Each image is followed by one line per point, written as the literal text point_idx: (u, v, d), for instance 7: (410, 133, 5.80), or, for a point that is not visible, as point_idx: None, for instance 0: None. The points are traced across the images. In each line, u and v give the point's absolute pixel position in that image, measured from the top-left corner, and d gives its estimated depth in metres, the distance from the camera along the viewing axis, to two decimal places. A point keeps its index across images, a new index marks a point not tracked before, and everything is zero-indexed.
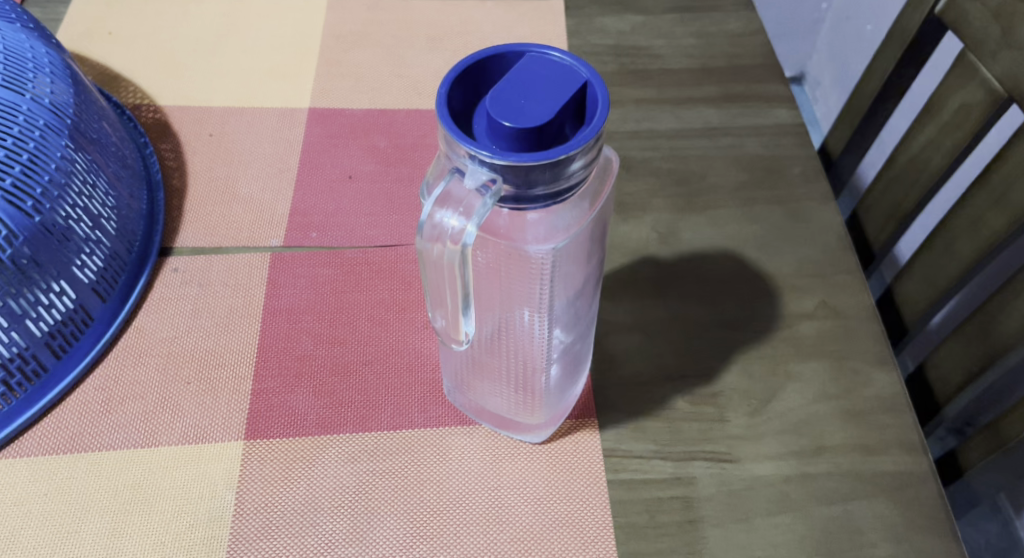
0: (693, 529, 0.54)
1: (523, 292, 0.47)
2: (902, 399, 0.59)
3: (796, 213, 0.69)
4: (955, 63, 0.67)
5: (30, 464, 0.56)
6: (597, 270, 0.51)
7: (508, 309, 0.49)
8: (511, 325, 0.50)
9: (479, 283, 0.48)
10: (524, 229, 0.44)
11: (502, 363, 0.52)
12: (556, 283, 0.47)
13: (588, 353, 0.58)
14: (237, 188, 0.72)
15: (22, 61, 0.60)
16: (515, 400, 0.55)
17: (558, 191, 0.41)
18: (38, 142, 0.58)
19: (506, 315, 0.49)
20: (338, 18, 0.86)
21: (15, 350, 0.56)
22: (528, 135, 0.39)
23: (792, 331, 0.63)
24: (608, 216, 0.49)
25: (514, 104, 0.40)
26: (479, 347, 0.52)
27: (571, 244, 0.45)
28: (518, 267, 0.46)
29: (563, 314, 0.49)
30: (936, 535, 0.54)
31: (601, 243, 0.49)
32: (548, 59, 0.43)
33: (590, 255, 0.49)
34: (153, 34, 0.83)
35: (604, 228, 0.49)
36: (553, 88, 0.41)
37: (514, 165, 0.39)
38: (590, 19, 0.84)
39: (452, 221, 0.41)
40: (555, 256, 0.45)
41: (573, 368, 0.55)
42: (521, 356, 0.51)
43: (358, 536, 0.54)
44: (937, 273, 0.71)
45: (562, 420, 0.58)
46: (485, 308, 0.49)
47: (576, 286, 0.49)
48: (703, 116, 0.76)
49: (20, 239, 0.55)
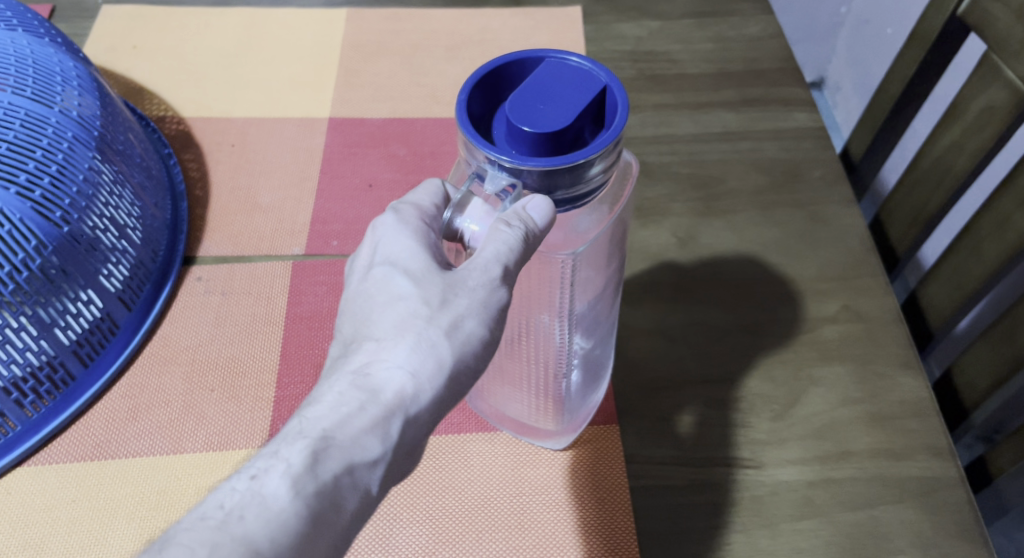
0: (717, 534, 0.53)
1: (543, 297, 0.47)
2: (927, 403, 0.58)
3: (817, 216, 0.69)
4: (978, 64, 0.67)
5: (59, 471, 0.57)
6: (616, 279, 0.51)
7: (530, 316, 0.48)
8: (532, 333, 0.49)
9: None
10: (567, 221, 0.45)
11: (525, 371, 0.52)
12: (576, 289, 0.47)
13: (608, 362, 0.58)
14: (258, 199, 0.72)
15: (50, 75, 0.61)
16: (533, 409, 0.55)
17: (577, 196, 0.42)
18: (66, 154, 0.58)
19: (526, 323, 0.49)
20: (357, 29, 0.87)
21: (44, 358, 0.57)
22: (547, 139, 0.40)
23: (815, 334, 0.62)
24: (628, 222, 0.50)
25: (533, 108, 0.40)
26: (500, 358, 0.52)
27: (591, 249, 0.46)
28: (540, 272, 0.46)
29: (583, 318, 0.49)
30: (965, 542, 0.53)
31: (618, 253, 0.50)
32: (571, 64, 0.43)
33: (608, 262, 0.49)
34: (175, 46, 0.85)
35: (624, 233, 0.49)
36: (574, 92, 0.41)
37: (534, 169, 0.40)
38: (606, 26, 0.85)
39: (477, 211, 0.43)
40: (577, 262, 0.45)
41: (591, 379, 0.55)
42: (543, 367, 0.51)
43: (380, 541, 0.54)
44: (964, 276, 0.69)
45: (583, 428, 0.58)
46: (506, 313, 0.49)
47: (596, 290, 0.49)
48: (723, 120, 0.76)
49: (49, 249, 0.56)
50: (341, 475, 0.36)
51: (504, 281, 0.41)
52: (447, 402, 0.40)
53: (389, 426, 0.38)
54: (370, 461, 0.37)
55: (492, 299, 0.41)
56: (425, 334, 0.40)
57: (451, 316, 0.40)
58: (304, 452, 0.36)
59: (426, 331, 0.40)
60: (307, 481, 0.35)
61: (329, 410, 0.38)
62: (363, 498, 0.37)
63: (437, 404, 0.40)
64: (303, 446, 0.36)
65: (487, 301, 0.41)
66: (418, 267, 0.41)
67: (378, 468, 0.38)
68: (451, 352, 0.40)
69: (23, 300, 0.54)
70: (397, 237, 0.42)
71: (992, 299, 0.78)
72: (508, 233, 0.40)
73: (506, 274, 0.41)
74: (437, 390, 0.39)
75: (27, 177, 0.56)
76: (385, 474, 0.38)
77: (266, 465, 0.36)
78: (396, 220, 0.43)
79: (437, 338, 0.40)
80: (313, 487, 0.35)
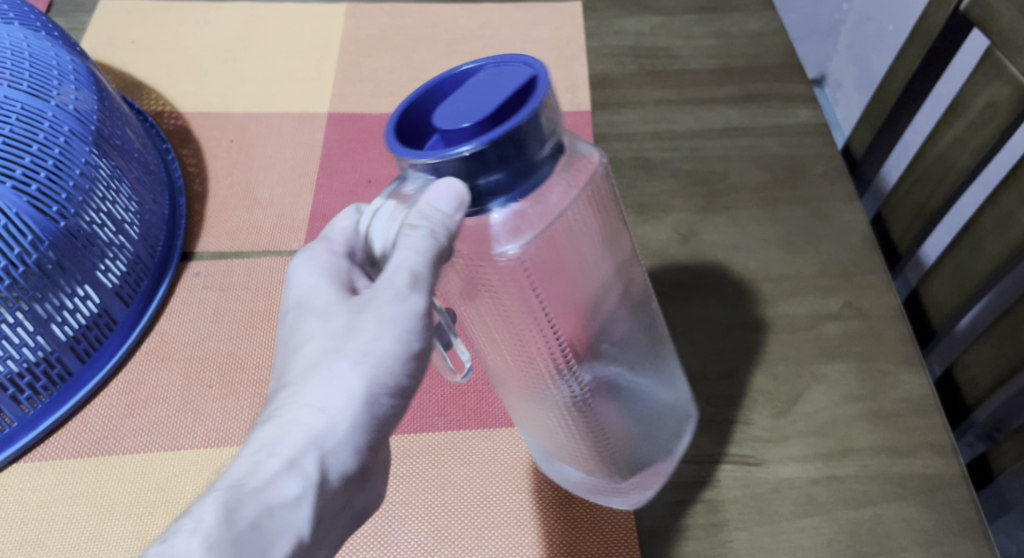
0: (718, 532, 0.53)
1: (528, 339, 0.44)
2: (931, 400, 0.58)
3: (820, 213, 0.68)
4: (981, 60, 0.66)
5: (56, 467, 0.57)
6: (608, 288, 0.46)
7: (532, 378, 0.46)
8: (542, 399, 0.47)
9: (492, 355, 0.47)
10: (490, 233, 0.40)
11: (552, 436, 0.49)
12: (552, 311, 0.43)
13: (679, 412, 0.54)
14: (257, 194, 0.72)
15: (47, 68, 0.61)
16: (588, 458, 0.49)
17: (540, 178, 0.39)
18: (63, 148, 0.58)
19: (531, 390, 0.47)
20: (358, 24, 0.86)
21: (41, 354, 0.57)
22: (490, 125, 0.37)
23: (817, 332, 0.61)
24: (600, 206, 0.44)
25: (460, 106, 0.38)
26: (503, 384, 0.49)
27: (544, 240, 0.40)
28: (498, 286, 0.42)
29: (583, 344, 0.45)
30: (968, 540, 0.53)
31: (603, 255, 0.45)
32: (464, 71, 0.40)
33: (585, 267, 0.43)
34: (175, 40, 0.84)
35: (597, 218, 0.43)
36: (486, 83, 0.39)
37: (493, 159, 0.37)
38: (608, 22, 0.85)
39: (393, 208, 0.41)
40: (528, 266, 0.40)
41: (650, 415, 0.50)
42: (543, 396, 0.47)
43: (380, 539, 0.54)
44: (966, 273, 0.69)
45: (663, 473, 0.53)
46: (487, 340, 0.46)
47: (583, 307, 0.44)
48: (724, 116, 0.75)
49: (45, 243, 0.55)
50: (257, 522, 0.37)
51: (415, 292, 0.40)
52: (371, 429, 0.41)
53: (302, 467, 0.39)
54: (290, 502, 0.38)
55: (399, 318, 0.40)
56: (337, 367, 0.40)
57: (358, 345, 0.40)
58: (216, 512, 0.37)
59: (332, 367, 0.40)
60: (222, 536, 0.36)
61: (241, 468, 0.38)
62: (292, 542, 0.38)
63: (359, 430, 0.40)
64: (215, 503, 0.37)
65: (394, 320, 0.40)
66: (324, 302, 0.42)
67: (302, 507, 0.38)
68: (363, 381, 0.40)
69: (19, 295, 0.54)
70: (307, 275, 0.43)
71: (1000, 291, 0.75)
72: (415, 236, 0.39)
73: (416, 283, 0.40)
74: (353, 420, 0.40)
75: (23, 171, 0.55)
76: (311, 510, 0.39)
77: (179, 527, 0.36)
78: (313, 250, 0.44)
79: (345, 371, 0.40)
80: (229, 539, 0.36)
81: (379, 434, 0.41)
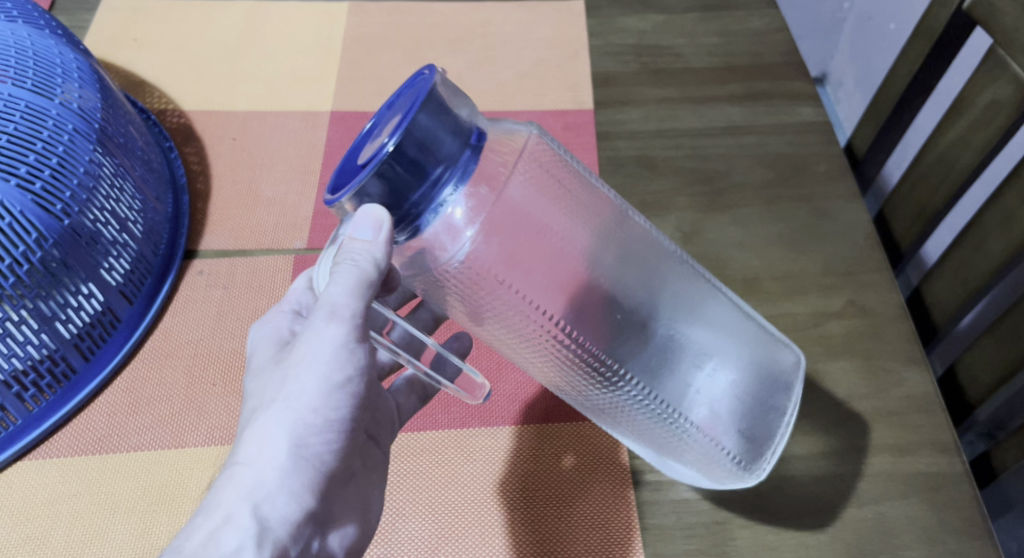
0: (722, 530, 0.53)
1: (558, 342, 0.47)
2: (933, 398, 0.58)
3: (822, 211, 0.68)
4: (985, 58, 0.66)
5: (60, 465, 0.57)
6: (597, 257, 0.47)
7: (594, 386, 0.50)
8: (608, 406, 0.51)
9: (554, 374, 0.51)
10: (434, 246, 0.43)
11: (635, 436, 0.52)
12: (548, 305, 0.46)
13: (766, 370, 0.53)
14: (260, 192, 0.72)
15: (51, 66, 0.61)
16: (679, 441, 0.50)
17: (464, 164, 0.41)
18: (67, 146, 0.58)
19: (598, 400, 0.51)
20: (359, 22, 0.86)
21: (45, 351, 0.57)
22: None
23: (819, 330, 0.62)
24: (537, 186, 0.46)
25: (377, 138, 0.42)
26: (573, 399, 0.54)
27: (486, 231, 0.43)
28: (484, 295, 0.45)
29: (603, 328, 0.48)
30: (971, 537, 0.53)
31: (572, 226, 0.47)
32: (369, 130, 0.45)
33: (554, 245, 0.46)
34: (177, 38, 0.84)
35: (541, 200, 0.46)
36: (386, 122, 0.43)
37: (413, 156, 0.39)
38: (610, 20, 0.85)
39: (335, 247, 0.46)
40: (487, 265, 0.44)
41: (709, 373, 0.50)
42: (599, 389, 0.50)
43: (382, 537, 0.54)
44: (968, 271, 0.69)
45: (768, 431, 0.51)
46: (539, 350, 0.49)
47: (577, 295, 0.47)
48: (727, 114, 0.75)
49: (49, 241, 0.55)
50: None
51: (332, 322, 0.45)
52: (304, 470, 0.46)
53: (239, 518, 0.44)
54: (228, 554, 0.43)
55: (316, 359, 0.46)
56: (265, 421, 0.46)
57: (282, 395, 0.46)
58: None
59: (258, 423, 0.46)
60: None
61: (186, 536, 0.44)
62: None
63: (288, 476, 0.45)
64: None
65: (311, 363, 0.46)
66: (265, 357, 0.50)
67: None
68: (285, 430, 0.45)
69: (23, 293, 0.54)
70: (255, 342, 0.53)
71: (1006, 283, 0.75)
72: (342, 270, 0.44)
73: (337, 315, 0.45)
74: (279, 468, 0.45)
75: (27, 170, 0.56)
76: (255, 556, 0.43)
77: None
78: (269, 315, 0.54)
79: (269, 425, 0.46)
80: None
81: (314, 475, 0.46)
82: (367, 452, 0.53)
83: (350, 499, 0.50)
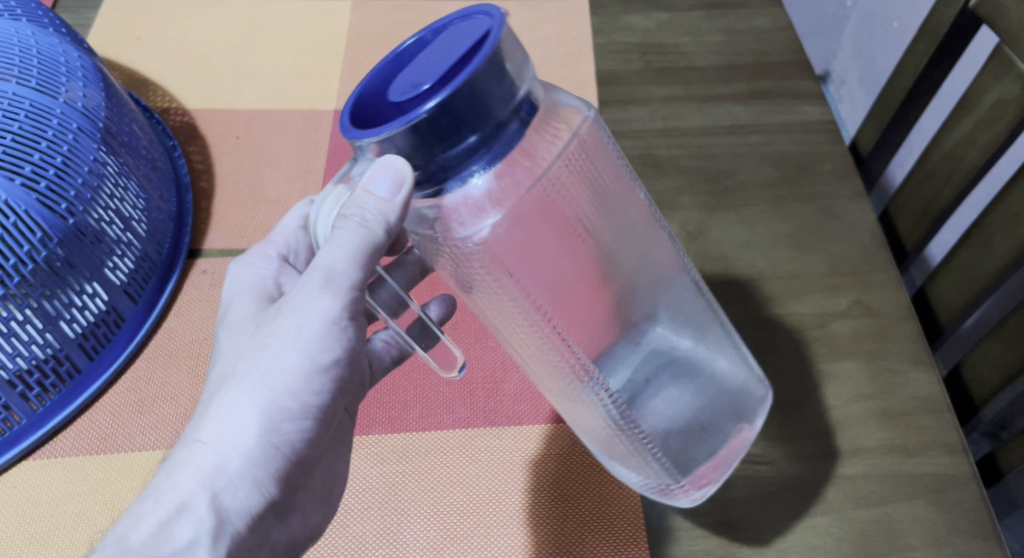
0: (727, 531, 0.53)
1: (531, 328, 0.45)
2: (941, 399, 0.58)
3: (828, 211, 0.68)
4: (991, 57, 0.66)
5: (65, 465, 0.57)
6: (607, 259, 0.46)
7: (554, 371, 0.48)
8: (568, 390, 0.48)
9: (515, 348, 0.49)
10: (452, 217, 0.41)
11: (594, 428, 0.50)
12: (540, 295, 0.44)
13: (752, 402, 0.51)
14: (264, 191, 0.72)
15: (55, 66, 0.61)
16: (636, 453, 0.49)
17: (510, 137, 0.39)
18: (71, 145, 0.58)
19: (556, 382, 0.49)
20: (362, 19, 0.86)
21: (49, 351, 0.57)
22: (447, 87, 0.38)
23: (825, 330, 0.61)
24: (581, 171, 0.44)
25: (418, 77, 0.39)
26: (539, 382, 0.51)
27: (512, 221, 0.42)
28: (484, 271, 0.43)
29: (588, 325, 0.46)
30: (978, 538, 0.53)
31: (590, 223, 0.45)
32: (404, 56, 0.41)
33: (572, 239, 0.45)
34: (180, 36, 0.84)
35: (576, 197, 0.44)
36: (426, 57, 0.40)
37: (455, 120, 0.37)
38: (614, 18, 0.85)
39: (340, 190, 0.44)
40: (498, 249, 0.42)
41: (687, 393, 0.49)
42: (563, 380, 0.48)
43: (387, 537, 0.54)
44: (974, 271, 0.69)
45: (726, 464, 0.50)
46: (509, 335, 0.47)
47: (570, 287, 0.45)
48: (732, 113, 0.75)
49: (54, 241, 0.55)
50: None
51: (326, 291, 0.44)
52: (271, 458, 0.45)
53: (193, 508, 0.44)
54: (181, 547, 0.43)
55: (302, 333, 0.45)
56: (233, 397, 0.45)
57: (258, 370, 0.45)
58: None
59: (229, 399, 0.45)
60: None
61: (139, 517, 0.44)
62: None
63: (254, 464, 0.45)
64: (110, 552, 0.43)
65: (296, 337, 0.45)
66: (245, 314, 0.50)
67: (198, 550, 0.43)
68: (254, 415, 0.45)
69: (28, 292, 0.54)
70: (238, 287, 0.53)
71: (983, 313, 0.72)
72: (346, 229, 0.43)
73: (330, 280, 0.44)
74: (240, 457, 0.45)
75: (32, 169, 0.55)
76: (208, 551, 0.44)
77: None
78: (254, 255, 0.55)
79: (238, 404, 0.45)
80: None
81: (281, 464, 0.46)
82: (339, 427, 0.54)
83: (317, 484, 0.52)
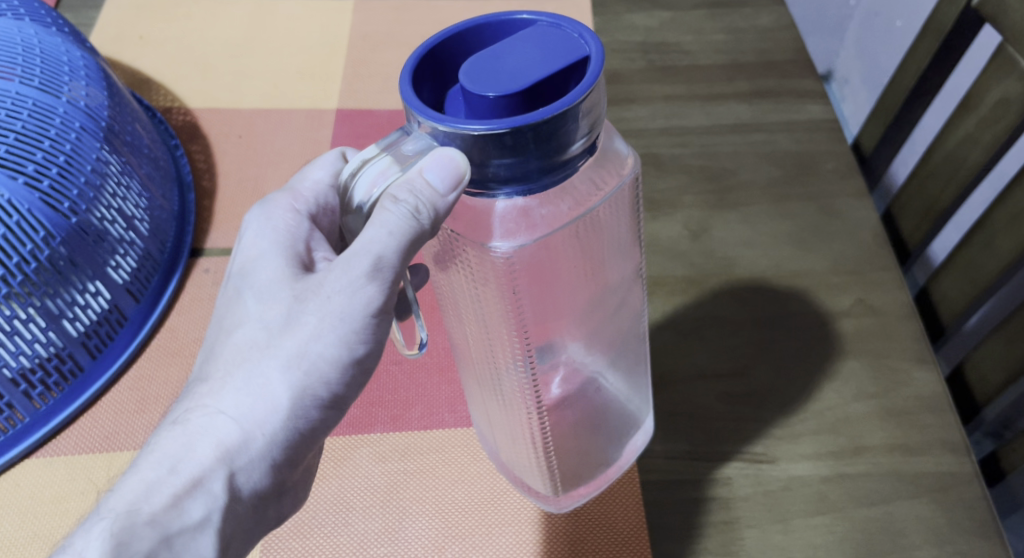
0: (729, 530, 0.53)
1: (498, 337, 0.43)
2: (944, 398, 0.58)
3: (830, 210, 0.68)
4: (993, 55, 0.66)
5: (68, 463, 0.57)
6: (602, 299, 0.44)
7: (491, 369, 0.45)
8: (502, 388, 0.46)
9: (461, 332, 0.45)
10: (488, 221, 0.38)
11: (510, 432, 0.48)
12: (531, 318, 0.42)
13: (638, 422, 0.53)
14: (266, 190, 0.72)
15: (58, 64, 0.61)
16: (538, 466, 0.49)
17: (565, 172, 0.37)
18: (74, 144, 0.58)
19: (486, 378, 0.46)
20: (365, 19, 0.86)
21: (52, 349, 0.57)
22: (513, 107, 0.35)
23: (828, 329, 0.61)
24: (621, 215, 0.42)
25: (492, 70, 0.36)
26: (468, 364, 0.48)
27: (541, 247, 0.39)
28: (492, 281, 0.40)
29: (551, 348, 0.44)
30: (982, 537, 0.52)
31: (605, 265, 0.43)
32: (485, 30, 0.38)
33: (582, 279, 0.43)
34: (183, 36, 0.84)
35: (604, 237, 0.42)
36: (509, 50, 0.37)
37: (509, 142, 0.35)
38: (617, 17, 0.84)
39: (387, 163, 0.39)
40: (521, 269, 0.39)
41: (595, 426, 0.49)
42: (493, 377, 0.45)
43: (390, 535, 0.54)
44: (977, 270, 0.68)
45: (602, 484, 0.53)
46: (459, 319, 0.45)
47: (560, 312, 0.43)
48: (734, 112, 0.75)
49: (57, 239, 0.55)
50: (152, 547, 0.39)
51: (374, 281, 0.40)
52: (289, 438, 0.42)
53: (205, 487, 0.40)
54: (192, 525, 0.40)
55: (344, 320, 0.41)
56: (259, 369, 0.41)
57: (286, 346, 0.41)
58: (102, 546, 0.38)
59: (258, 373, 0.41)
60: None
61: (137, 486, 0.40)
62: None
63: (275, 446, 0.41)
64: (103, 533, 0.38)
65: (338, 323, 0.41)
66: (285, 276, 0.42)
67: (205, 534, 0.40)
68: (288, 392, 0.41)
69: (31, 290, 0.54)
70: (259, 242, 0.44)
71: (987, 310, 0.71)
72: (396, 212, 0.38)
73: (375, 271, 0.40)
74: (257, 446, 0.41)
75: (35, 167, 0.55)
76: (213, 535, 0.41)
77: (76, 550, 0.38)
78: (277, 205, 0.46)
79: (269, 379, 0.41)
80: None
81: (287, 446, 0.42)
82: None
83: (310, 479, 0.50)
